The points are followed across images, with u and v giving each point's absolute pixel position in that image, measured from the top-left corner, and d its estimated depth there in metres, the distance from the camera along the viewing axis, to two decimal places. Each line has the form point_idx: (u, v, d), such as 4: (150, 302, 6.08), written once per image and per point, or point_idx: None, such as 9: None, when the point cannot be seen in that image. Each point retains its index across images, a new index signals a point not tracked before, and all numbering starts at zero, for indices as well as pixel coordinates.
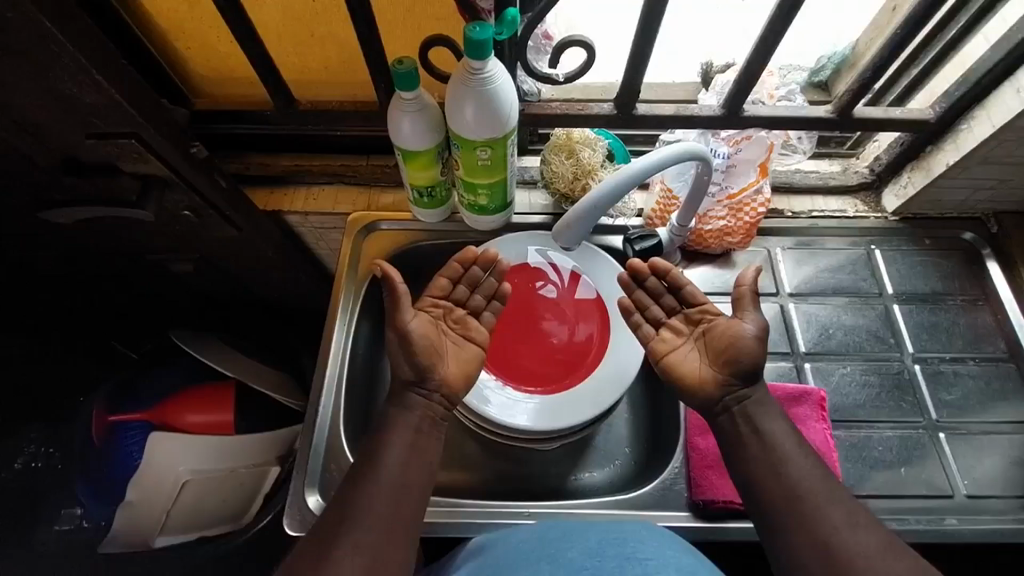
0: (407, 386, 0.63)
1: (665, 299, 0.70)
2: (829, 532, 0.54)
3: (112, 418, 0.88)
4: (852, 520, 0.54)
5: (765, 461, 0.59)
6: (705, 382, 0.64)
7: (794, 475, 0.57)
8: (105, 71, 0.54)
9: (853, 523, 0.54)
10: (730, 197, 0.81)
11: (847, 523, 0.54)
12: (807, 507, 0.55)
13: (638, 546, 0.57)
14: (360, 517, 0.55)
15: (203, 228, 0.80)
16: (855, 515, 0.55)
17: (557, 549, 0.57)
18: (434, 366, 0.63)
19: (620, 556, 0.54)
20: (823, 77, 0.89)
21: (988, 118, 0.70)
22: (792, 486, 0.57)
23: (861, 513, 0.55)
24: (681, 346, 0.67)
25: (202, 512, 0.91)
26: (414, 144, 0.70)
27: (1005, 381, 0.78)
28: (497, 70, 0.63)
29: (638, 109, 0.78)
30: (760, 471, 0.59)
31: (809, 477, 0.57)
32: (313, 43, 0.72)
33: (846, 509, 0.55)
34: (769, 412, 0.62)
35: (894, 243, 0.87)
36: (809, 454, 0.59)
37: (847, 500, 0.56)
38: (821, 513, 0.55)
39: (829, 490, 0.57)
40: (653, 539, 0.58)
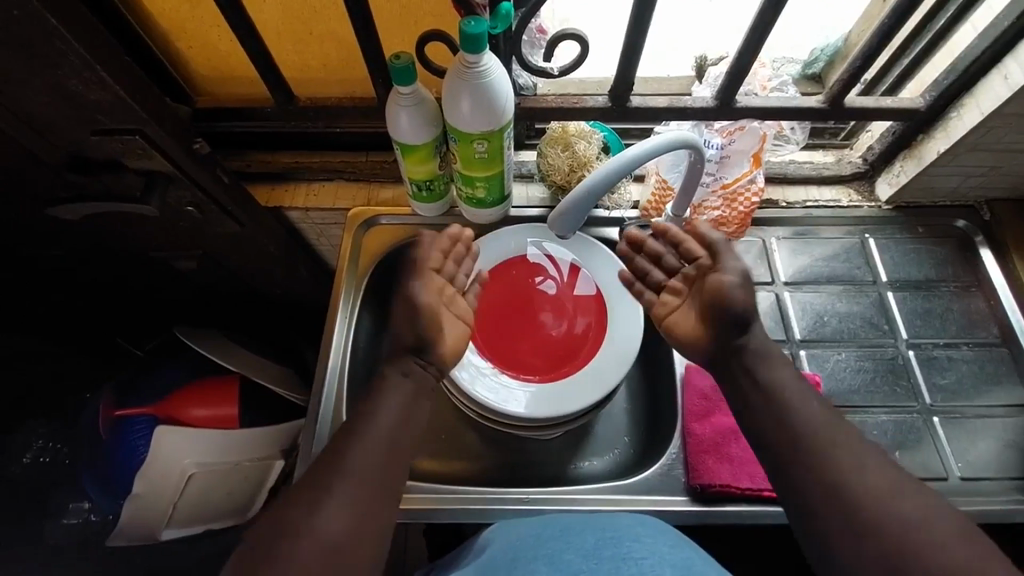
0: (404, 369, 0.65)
1: (665, 258, 0.71)
2: (842, 476, 0.55)
3: (118, 413, 0.89)
4: (863, 460, 0.56)
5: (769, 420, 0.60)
6: (696, 333, 0.66)
7: (802, 423, 0.59)
8: (109, 67, 0.55)
9: (863, 464, 0.56)
10: (725, 187, 0.83)
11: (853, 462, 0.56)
12: (817, 458, 0.56)
13: (634, 545, 0.58)
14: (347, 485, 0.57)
15: (206, 224, 0.81)
16: (864, 455, 0.56)
17: (554, 550, 0.58)
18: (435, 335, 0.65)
19: (617, 555, 0.55)
20: (817, 69, 0.89)
21: (977, 105, 0.71)
22: (796, 429, 0.59)
23: (866, 450, 0.57)
24: (682, 306, 0.69)
25: (208, 504, 0.92)
26: (411, 139, 0.71)
27: (997, 365, 0.79)
28: (492, 63, 0.64)
29: (633, 101, 0.79)
30: (767, 427, 0.60)
31: (817, 424, 0.58)
32: (312, 41, 0.74)
33: (855, 450, 0.57)
34: (775, 361, 0.63)
35: (888, 232, 0.88)
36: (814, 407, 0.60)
37: (848, 437, 0.58)
38: (829, 463, 0.56)
39: (828, 431, 0.58)
40: (649, 538, 0.59)
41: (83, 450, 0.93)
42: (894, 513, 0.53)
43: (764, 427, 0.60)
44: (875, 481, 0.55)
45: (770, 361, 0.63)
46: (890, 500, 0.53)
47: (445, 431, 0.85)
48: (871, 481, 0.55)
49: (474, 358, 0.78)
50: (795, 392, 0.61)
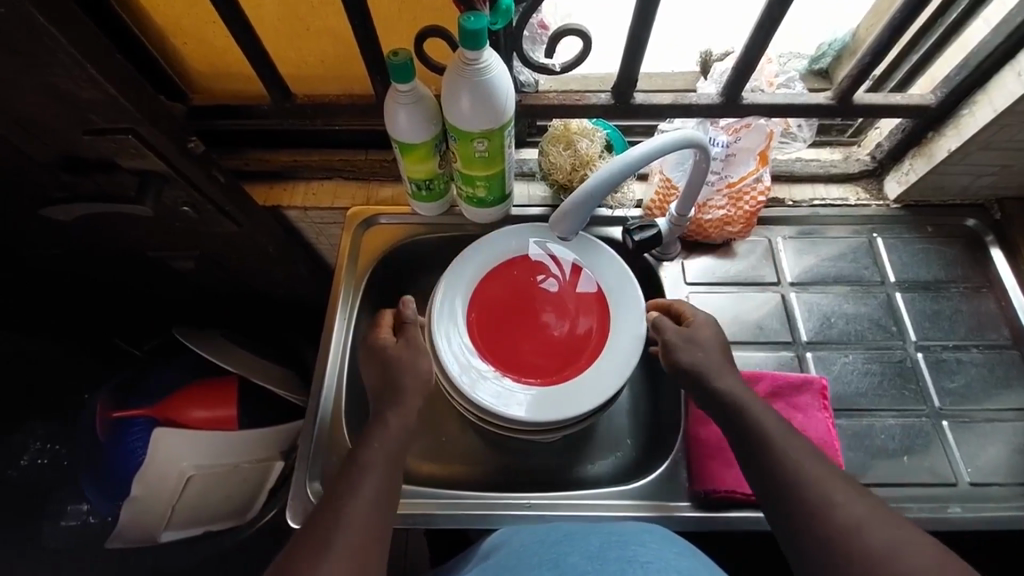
0: (401, 401, 0.64)
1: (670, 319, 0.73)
2: (816, 507, 0.52)
3: (116, 414, 0.89)
4: (840, 492, 0.53)
5: (749, 456, 0.58)
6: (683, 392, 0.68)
7: (780, 454, 0.56)
8: (100, 66, 0.54)
9: (839, 495, 0.53)
10: (730, 185, 0.82)
11: (827, 482, 0.54)
12: (789, 489, 0.54)
13: (639, 549, 0.56)
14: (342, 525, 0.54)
15: (203, 224, 0.80)
16: (840, 488, 0.53)
17: (558, 555, 0.57)
18: (411, 370, 0.66)
19: (622, 561, 0.53)
20: (823, 65, 0.88)
21: (990, 102, 0.70)
22: (780, 463, 0.56)
23: (841, 483, 0.54)
24: None
25: (205, 506, 0.91)
26: (410, 137, 0.70)
27: (1008, 368, 0.78)
28: (492, 60, 0.63)
29: (637, 99, 0.77)
30: (759, 458, 0.57)
31: (791, 459, 0.56)
32: (310, 37, 0.72)
33: (830, 481, 0.54)
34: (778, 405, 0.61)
35: (896, 231, 0.87)
36: (785, 434, 0.58)
37: (820, 462, 0.56)
38: (809, 487, 0.54)
39: (802, 456, 0.56)
40: (654, 543, 0.58)
41: (81, 453, 0.92)
42: (870, 546, 0.49)
43: (757, 461, 0.57)
44: (853, 514, 0.51)
45: (744, 402, 0.61)
46: (867, 533, 0.50)
47: (446, 434, 0.84)
48: (849, 512, 0.51)
49: (475, 361, 0.77)
50: (772, 427, 0.58)
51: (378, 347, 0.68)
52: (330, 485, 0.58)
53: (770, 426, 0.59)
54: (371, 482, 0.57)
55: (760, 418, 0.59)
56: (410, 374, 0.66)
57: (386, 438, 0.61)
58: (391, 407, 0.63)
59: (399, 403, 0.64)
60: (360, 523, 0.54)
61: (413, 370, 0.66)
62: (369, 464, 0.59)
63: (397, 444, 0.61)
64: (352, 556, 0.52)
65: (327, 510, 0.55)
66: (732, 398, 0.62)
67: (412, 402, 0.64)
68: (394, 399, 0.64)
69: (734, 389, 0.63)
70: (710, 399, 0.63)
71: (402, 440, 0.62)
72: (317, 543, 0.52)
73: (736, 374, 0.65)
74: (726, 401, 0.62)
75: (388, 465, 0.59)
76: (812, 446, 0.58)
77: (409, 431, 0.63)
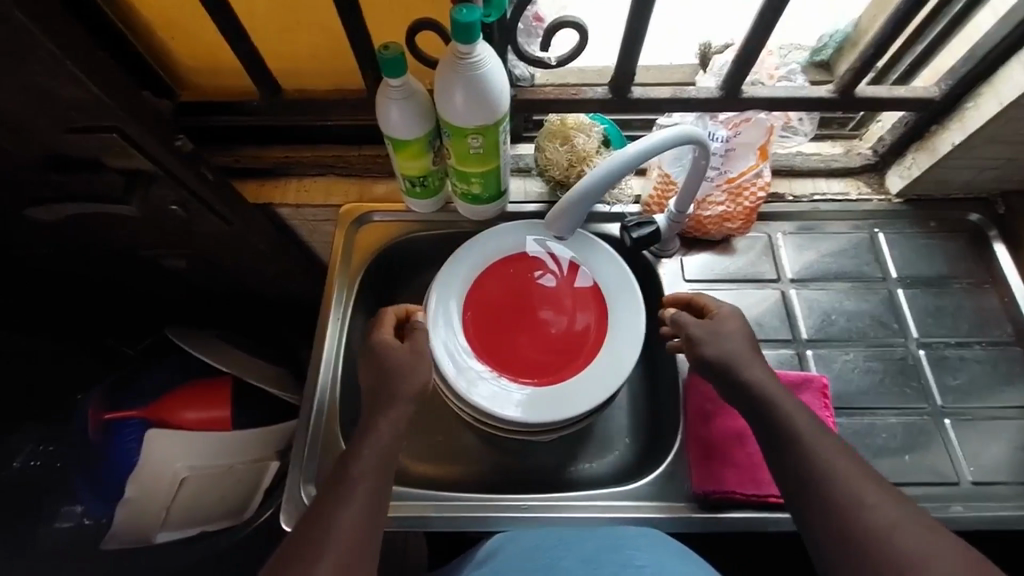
0: (393, 405, 0.62)
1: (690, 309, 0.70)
2: (848, 509, 0.52)
3: (108, 416, 0.89)
4: (872, 493, 0.52)
5: (778, 452, 0.58)
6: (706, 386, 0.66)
7: (812, 455, 0.55)
8: (82, 63, 0.52)
9: (870, 497, 0.52)
10: (730, 180, 0.80)
11: (860, 482, 0.53)
12: (820, 488, 0.54)
13: (635, 553, 0.57)
14: (332, 532, 0.53)
15: (193, 223, 0.78)
16: (874, 489, 0.53)
17: (548, 559, 0.57)
18: (405, 372, 0.64)
19: (616, 564, 0.55)
20: (825, 56, 0.86)
21: (995, 95, 0.68)
22: (812, 463, 0.55)
23: (871, 483, 0.53)
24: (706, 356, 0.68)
25: (201, 507, 0.90)
26: (402, 133, 0.69)
27: (1012, 365, 0.77)
28: (486, 54, 0.61)
29: (635, 93, 0.76)
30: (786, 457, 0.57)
31: (823, 458, 0.55)
32: (301, 31, 0.70)
33: (863, 481, 0.53)
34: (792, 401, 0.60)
35: (898, 226, 0.85)
36: (817, 430, 0.57)
37: (853, 462, 0.55)
38: (840, 487, 0.53)
39: (836, 455, 0.55)
40: (651, 545, 0.58)
41: (72, 455, 0.91)
42: (901, 549, 0.49)
43: (788, 459, 0.56)
44: (882, 518, 0.51)
45: (776, 398, 0.60)
46: (897, 537, 0.50)
47: (441, 434, 0.83)
48: (881, 514, 0.51)
49: (469, 361, 0.76)
50: (804, 424, 0.57)
51: (382, 347, 0.66)
52: (324, 489, 0.58)
53: (800, 423, 0.57)
54: (362, 491, 0.56)
55: (793, 415, 0.58)
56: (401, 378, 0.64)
57: (377, 442, 0.60)
58: (383, 411, 0.62)
59: (390, 407, 0.62)
60: (351, 533, 0.54)
61: (404, 373, 0.64)
62: (361, 471, 0.58)
63: (388, 450, 0.60)
64: (344, 566, 0.52)
65: (316, 520, 0.55)
66: (764, 393, 0.60)
67: (404, 407, 0.63)
68: (388, 401, 0.63)
69: (766, 384, 0.61)
70: (741, 394, 0.62)
71: (393, 443, 0.61)
72: (308, 551, 0.52)
73: (766, 366, 0.63)
74: (755, 396, 0.61)
75: (380, 471, 0.58)
76: (845, 446, 0.56)
77: (401, 434, 0.62)
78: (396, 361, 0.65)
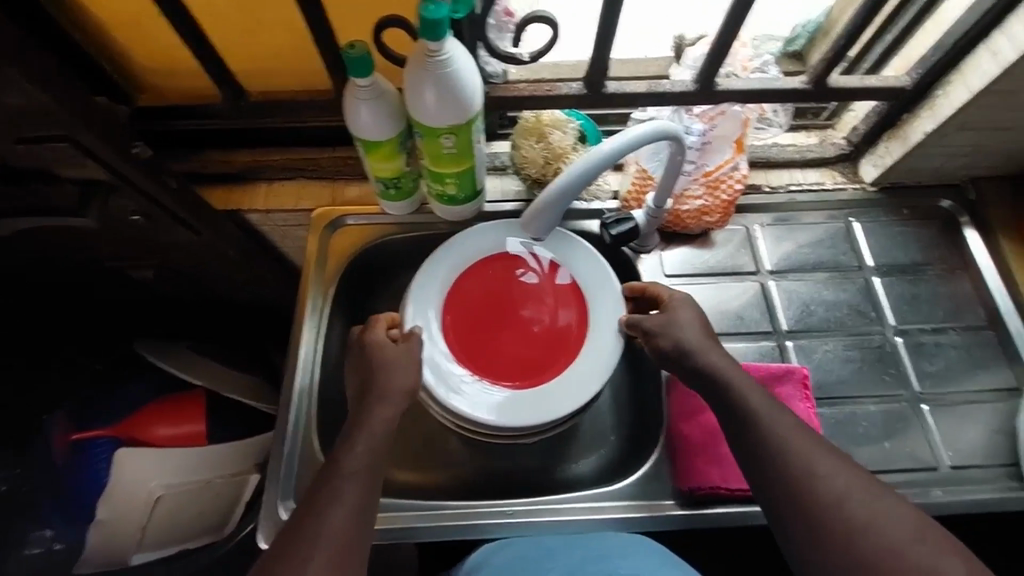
0: (383, 401, 0.62)
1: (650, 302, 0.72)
2: (804, 482, 0.52)
3: (76, 436, 0.87)
4: (828, 465, 0.52)
5: (738, 434, 0.58)
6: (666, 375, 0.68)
7: (767, 432, 0.55)
8: (24, 68, 0.49)
9: (823, 468, 0.52)
10: (707, 174, 0.80)
11: (813, 456, 0.53)
12: (775, 464, 0.54)
13: (620, 562, 0.62)
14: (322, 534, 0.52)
15: (157, 232, 0.75)
16: (826, 460, 0.53)
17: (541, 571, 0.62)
18: (390, 372, 0.64)
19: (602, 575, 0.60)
20: (798, 47, 0.86)
21: (965, 83, 0.69)
22: (771, 442, 0.55)
23: (823, 453, 0.53)
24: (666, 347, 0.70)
25: (179, 524, 0.86)
26: (374, 135, 0.67)
27: (985, 349, 0.78)
28: (456, 51, 0.59)
29: (609, 87, 0.75)
30: (750, 436, 0.56)
31: (777, 434, 0.55)
32: (262, 30, 0.67)
33: (817, 454, 0.53)
34: (749, 385, 0.60)
35: (873, 215, 0.86)
36: (769, 405, 0.57)
37: (808, 435, 0.55)
38: (793, 462, 0.53)
39: (790, 430, 0.55)
40: (635, 553, 0.64)
41: (40, 479, 0.87)
42: (855, 519, 0.49)
43: (749, 438, 0.56)
44: (837, 488, 0.51)
45: (731, 379, 0.60)
46: (852, 506, 0.50)
47: (424, 441, 0.81)
48: (831, 486, 0.51)
49: (449, 366, 0.74)
50: (758, 402, 0.58)
51: (374, 348, 0.65)
52: (307, 495, 0.55)
53: (759, 403, 0.58)
54: (353, 492, 0.55)
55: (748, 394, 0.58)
56: (393, 379, 0.63)
57: (370, 437, 0.59)
58: (373, 405, 0.61)
59: (379, 407, 0.61)
60: (339, 537, 0.52)
61: (396, 374, 0.64)
62: (351, 470, 0.56)
63: (378, 450, 0.58)
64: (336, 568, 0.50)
65: (303, 522, 0.53)
66: (719, 375, 0.61)
67: (394, 402, 0.62)
68: (378, 397, 0.62)
69: (722, 365, 0.62)
70: (702, 377, 0.62)
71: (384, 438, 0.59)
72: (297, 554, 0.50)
73: (721, 350, 0.64)
74: (712, 379, 0.61)
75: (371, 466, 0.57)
76: (800, 422, 0.56)
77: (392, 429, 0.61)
78: (388, 362, 0.65)
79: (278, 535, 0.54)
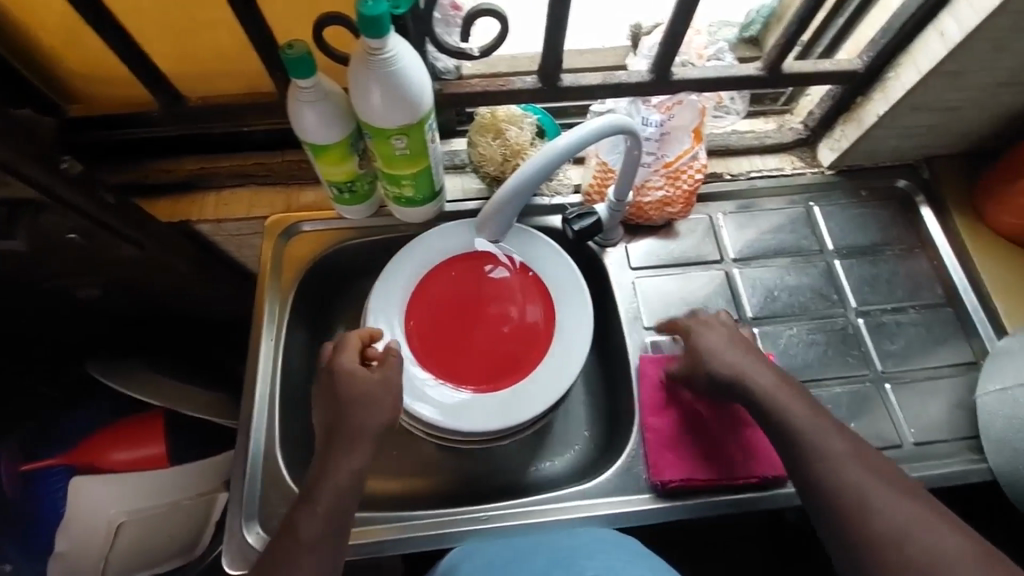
0: (355, 444, 0.60)
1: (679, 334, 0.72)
2: (859, 513, 0.55)
3: (26, 467, 0.83)
4: (884, 498, 0.55)
5: (790, 460, 0.60)
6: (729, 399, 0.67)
7: (825, 462, 0.58)
8: None
9: (886, 504, 0.55)
10: (667, 165, 0.79)
11: (872, 489, 0.56)
12: (831, 496, 0.57)
13: (584, 561, 0.61)
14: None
15: (98, 250, 0.71)
16: (889, 495, 0.55)
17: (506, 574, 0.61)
18: (372, 406, 0.61)
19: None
20: (755, 31, 0.85)
21: (914, 65, 0.69)
22: (827, 475, 0.57)
23: (884, 486, 0.56)
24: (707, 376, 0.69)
25: (146, 551, 0.82)
26: (321, 138, 0.64)
27: (944, 325, 0.80)
28: (400, 48, 0.57)
29: (564, 80, 0.73)
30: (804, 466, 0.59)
31: (839, 468, 0.57)
32: (196, 31, 0.64)
33: (877, 488, 0.56)
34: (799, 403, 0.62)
35: (833, 198, 0.87)
36: (828, 437, 0.59)
37: (867, 465, 0.57)
38: (852, 497, 0.56)
39: (848, 462, 0.57)
40: (604, 546, 0.63)
41: None
42: (913, 553, 0.52)
43: (802, 467, 0.59)
44: (895, 523, 0.54)
45: (778, 403, 0.62)
46: (909, 541, 0.53)
47: (395, 449, 0.79)
48: (891, 520, 0.54)
49: (414, 370, 0.73)
50: (803, 423, 0.60)
51: (344, 376, 0.62)
52: (272, 547, 0.55)
53: (812, 433, 0.59)
54: (309, 562, 0.54)
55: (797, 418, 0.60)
56: (366, 415, 0.61)
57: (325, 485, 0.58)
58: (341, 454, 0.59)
59: (350, 454, 0.59)
60: None
61: (369, 404, 0.61)
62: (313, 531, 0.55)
63: (341, 513, 0.57)
64: None
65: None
66: (765, 397, 0.62)
67: (366, 442, 0.60)
68: (348, 441, 0.60)
69: (769, 388, 0.63)
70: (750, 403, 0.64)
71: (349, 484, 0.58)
72: None
73: (770, 368, 0.65)
74: (759, 402, 0.63)
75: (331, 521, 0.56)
76: (860, 448, 0.58)
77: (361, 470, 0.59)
78: (359, 391, 0.62)
79: (248, 573, 0.56)
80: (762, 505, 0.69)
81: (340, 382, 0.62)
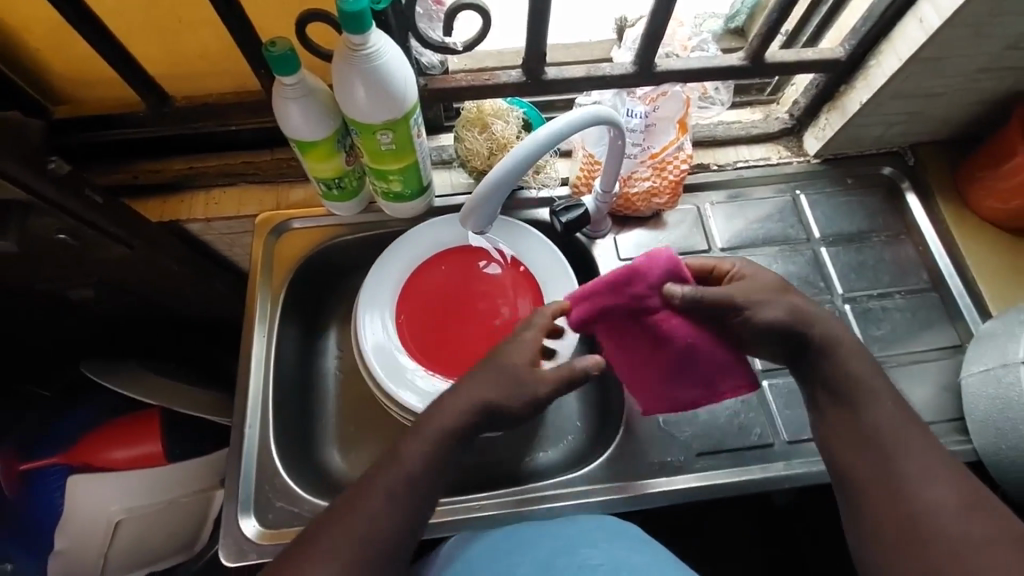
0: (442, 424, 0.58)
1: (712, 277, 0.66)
2: (907, 520, 0.55)
3: (24, 467, 0.82)
4: (932, 476, 0.56)
5: (843, 433, 0.60)
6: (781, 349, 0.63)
7: (875, 433, 0.58)
8: None
9: (932, 482, 0.56)
10: (652, 156, 0.80)
11: (922, 467, 0.56)
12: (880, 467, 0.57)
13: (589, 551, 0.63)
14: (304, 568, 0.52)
15: (87, 251, 0.72)
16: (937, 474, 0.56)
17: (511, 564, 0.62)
18: (524, 383, 0.59)
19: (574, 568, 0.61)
20: (738, 23, 0.86)
21: (894, 51, 0.70)
22: (878, 445, 0.58)
23: (939, 466, 0.57)
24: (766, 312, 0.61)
25: (147, 545, 0.86)
26: (308, 134, 0.64)
27: (930, 310, 0.80)
28: (382, 43, 0.58)
29: (548, 74, 0.73)
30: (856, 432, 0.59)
31: (894, 442, 0.58)
32: (180, 31, 0.64)
33: (927, 466, 0.57)
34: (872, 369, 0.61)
35: (819, 185, 0.87)
36: (895, 416, 0.59)
37: (919, 442, 0.58)
38: (899, 470, 0.57)
39: (904, 437, 0.58)
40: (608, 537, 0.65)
41: None
42: (943, 527, 0.54)
43: (852, 435, 0.59)
44: (939, 499, 0.55)
45: (830, 367, 0.61)
46: (946, 515, 0.54)
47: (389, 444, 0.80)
48: (934, 495, 0.55)
49: (405, 363, 0.74)
50: (877, 394, 0.60)
51: (517, 344, 0.61)
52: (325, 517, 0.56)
53: (878, 404, 0.59)
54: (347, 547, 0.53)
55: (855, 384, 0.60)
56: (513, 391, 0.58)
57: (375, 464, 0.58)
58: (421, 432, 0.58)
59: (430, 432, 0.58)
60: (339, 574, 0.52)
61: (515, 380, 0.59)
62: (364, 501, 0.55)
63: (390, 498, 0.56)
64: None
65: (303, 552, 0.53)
66: (837, 348, 0.61)
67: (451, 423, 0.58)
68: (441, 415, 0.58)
69: (827, 331, 0.62)
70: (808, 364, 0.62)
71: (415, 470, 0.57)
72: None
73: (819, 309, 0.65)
74: (818, 343, 0.61)
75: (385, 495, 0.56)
76: (923, 428, 0.59)
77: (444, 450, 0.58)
78: (519, 364, 0.60)
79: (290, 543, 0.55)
80: (750, 491, 0.70)
81: (505, 350, 0.61)
